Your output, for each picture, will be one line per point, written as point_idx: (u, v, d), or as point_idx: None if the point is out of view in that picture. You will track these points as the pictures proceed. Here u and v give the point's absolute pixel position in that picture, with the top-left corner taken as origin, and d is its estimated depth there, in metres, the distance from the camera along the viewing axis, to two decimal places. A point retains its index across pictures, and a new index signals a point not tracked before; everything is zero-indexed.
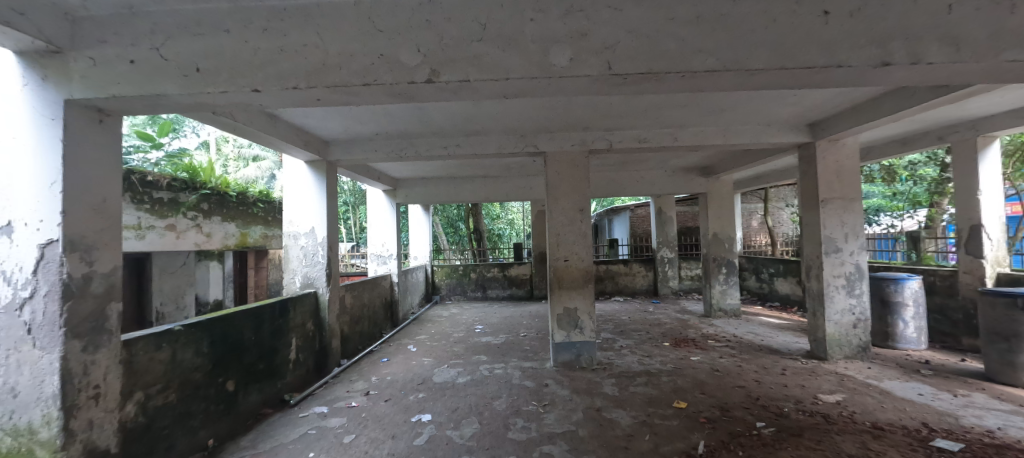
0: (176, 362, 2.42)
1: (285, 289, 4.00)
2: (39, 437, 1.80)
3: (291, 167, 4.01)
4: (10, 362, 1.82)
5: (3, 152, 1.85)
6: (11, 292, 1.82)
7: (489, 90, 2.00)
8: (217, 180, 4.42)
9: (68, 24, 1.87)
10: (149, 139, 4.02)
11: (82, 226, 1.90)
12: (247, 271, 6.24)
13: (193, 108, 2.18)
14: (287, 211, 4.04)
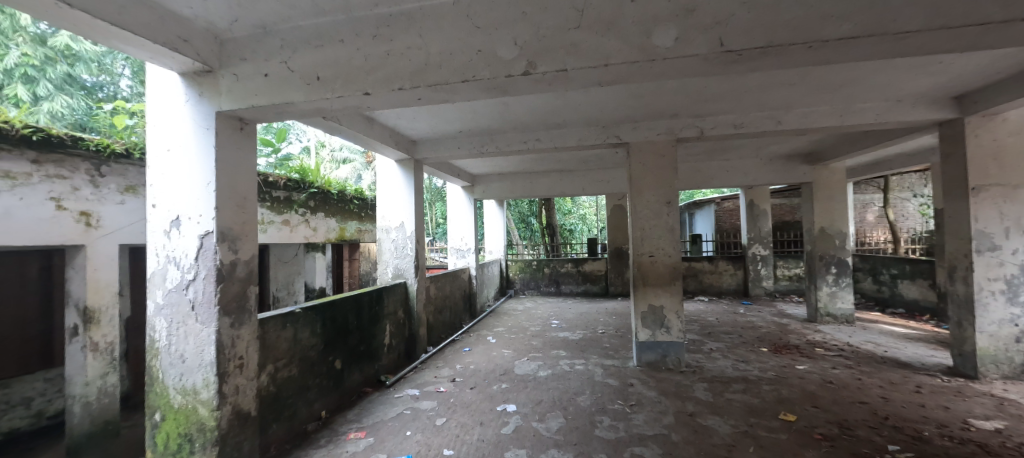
0: (297, 340, 2.73)
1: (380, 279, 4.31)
2: (201, 396, 2.14)
3: (382, 166, 4.28)
4: (179, 333, 2.18)
5: (172, 158, 2.21)
6: (179, 275, 2.18)
7: (584, 79, 1.96)
8: (321, 180, 4.88)
9: (217, 45, 2.18)
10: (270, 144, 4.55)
11: (230, 220, 2.21)
12: (343, 262, 7.04)
13: (310, 114, 2.43)
14: (380, 207, 4.33)
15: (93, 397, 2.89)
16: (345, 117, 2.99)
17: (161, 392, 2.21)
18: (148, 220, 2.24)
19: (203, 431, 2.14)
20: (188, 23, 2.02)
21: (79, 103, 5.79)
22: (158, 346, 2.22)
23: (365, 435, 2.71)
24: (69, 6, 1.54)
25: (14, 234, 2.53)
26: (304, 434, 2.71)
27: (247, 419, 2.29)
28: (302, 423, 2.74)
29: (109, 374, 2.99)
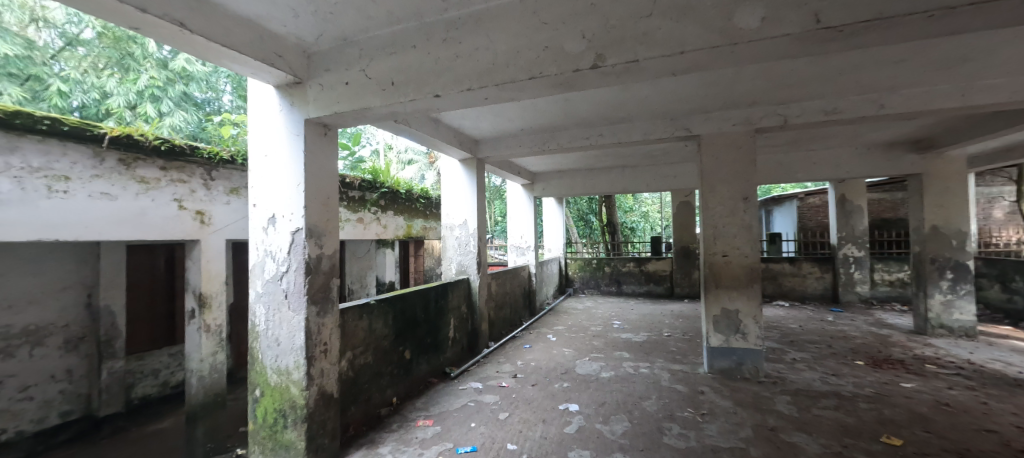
0: (372, 330, 2.92)
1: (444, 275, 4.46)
2: (293, 377, 2.35)
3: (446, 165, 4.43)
4: (274, 320, 2.41)
5: (269, 161, 2.45)
6: (274, 267, 2.41)
7: (656, 69, 1.89)
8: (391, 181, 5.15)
9: (305, 58, 2.39)
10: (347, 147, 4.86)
11: (316, 217, 2.41)
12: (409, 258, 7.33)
13: (384, 118, 2.58)
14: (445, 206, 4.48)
15: (206, 372, 3.30)
16: (414, 120, 3.13)
17: (260, 371, 2.47)
18: (250, 218, 2.50)
19: (294, 408, 2.34)
20: (280, 40, 2.23)
21: (193, 117, 6.62)
22: (257, 330, 2.47)
23: (432, 423, 2.83)
24: (189, 31, 1.78)
25: (150, 230, 3.03)
26: (378, 418, 2.89)
27: (330, 400, 2.49)
28: (376, 407, 2.93)
29: (218, 352, 3.41)
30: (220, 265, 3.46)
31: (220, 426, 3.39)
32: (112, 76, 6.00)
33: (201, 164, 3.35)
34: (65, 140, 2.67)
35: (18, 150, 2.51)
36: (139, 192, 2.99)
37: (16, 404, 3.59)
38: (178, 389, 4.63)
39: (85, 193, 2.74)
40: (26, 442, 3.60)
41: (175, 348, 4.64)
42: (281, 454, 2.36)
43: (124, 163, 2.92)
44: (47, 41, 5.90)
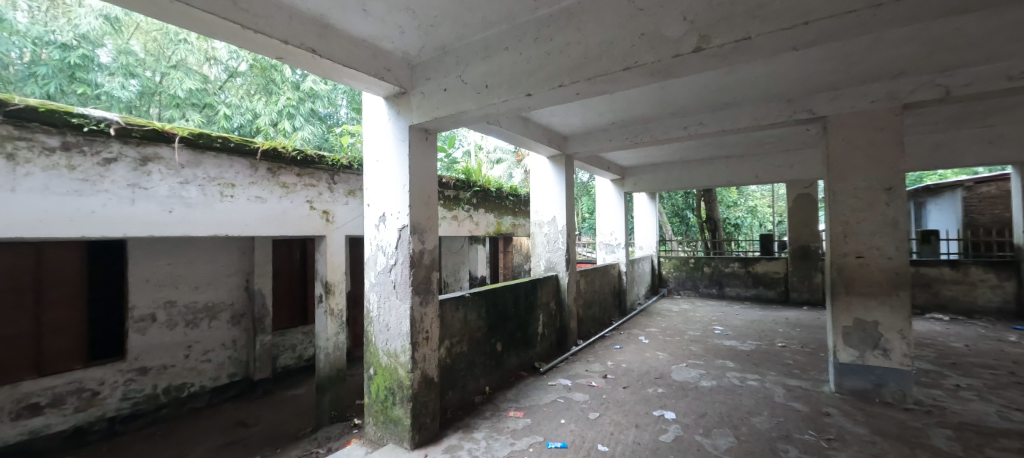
0: (467, 321, 3.10)
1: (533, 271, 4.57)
2: (400, 359, 2.59)
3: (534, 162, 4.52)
4: (384, 307, 2.68)
5: (380, 165, 2.73)
6: (384, 260, 2.68)
7: (771, 46, 1.75)
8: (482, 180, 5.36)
9: (409, 70, 2.62)
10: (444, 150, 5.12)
11: (419, 215, 2.63)
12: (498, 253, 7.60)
13: (479, 119, 2.71)
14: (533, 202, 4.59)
15: (331, 349, 3.80)
16: (506, 120, 3.24)
17: (373, 352, 2.75)
18: (364, 217, 2.81)
19: (401, 388, 2.58)
20: (389, 55, 2.48)
21: (319, 130, 7.58)
22: (371, 317, 2.77)
23: (522, 415, 2.92)
24: (319, 56, 2.07)
25: (289, 227, 3.57)
26: (473, 405, 3.07)
27: (432, 383, 2.70)
28: (471, 394, 3.11)
29: (340, 333, 3.90)
30: (340, 258, 3.95)
31: (342, 399, 3.87)
32: (260, 99, 7.12)
33: (326, 170, 3.84)
34: (230, 154, 3.26)
35: (199, 164, 3.11)
36: (281, 195, 3.55)
37: (200, 364, 4.51)
38: (311, 361, 5.46)
39: (244, 197, 3.32)
40: (206, 395, 4.54)
41: (307, 326, 5.47)
42: (390, 428, 2.62)
43: (270, 171, 3.47)
44: (215, 75, 7.20)
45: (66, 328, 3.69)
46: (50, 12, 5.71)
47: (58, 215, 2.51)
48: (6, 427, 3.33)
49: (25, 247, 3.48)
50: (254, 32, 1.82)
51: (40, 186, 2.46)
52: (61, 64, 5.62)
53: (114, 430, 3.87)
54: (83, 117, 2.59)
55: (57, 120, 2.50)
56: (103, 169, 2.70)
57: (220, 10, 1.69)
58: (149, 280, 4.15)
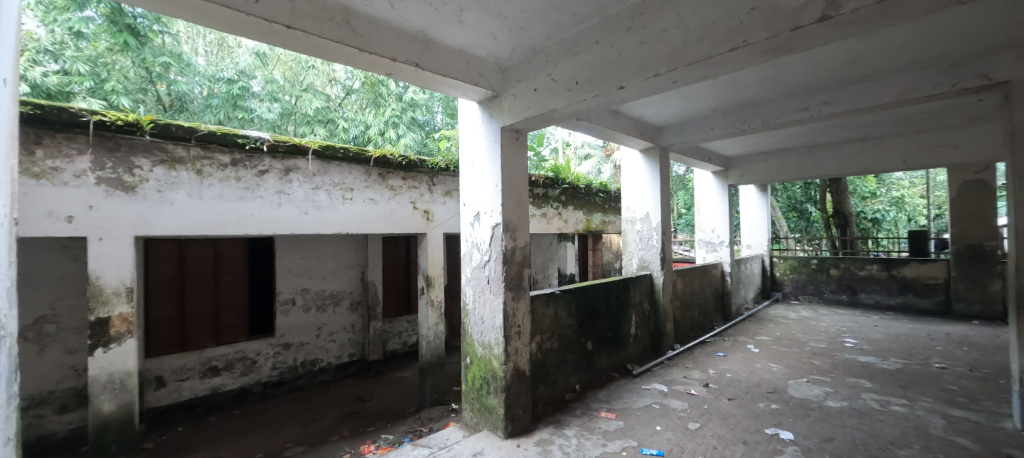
0: (558, 318, 3.13)
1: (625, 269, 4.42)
2: (494, 351, 2.72)
3: (627, 156, 4.32)
4: (479, 301, 2.84)
5: (474, 167, 2.89)
6: (478, 256, 2.83)
7: (920, 4, 1.49)
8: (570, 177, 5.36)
9: (500, 74, 2.74)
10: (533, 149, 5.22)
11: (510, 213, 2.73)
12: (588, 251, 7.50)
13: (569, 117, 2.73)
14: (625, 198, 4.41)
15: (431, 337, 4.13)
16: (598, 116, 3.20)
17: (469, 343, 2.92)
18: (460, 216, 3.00)
19: (495, 378, 2.71)
20: (482, 61, 2.62)
21: (419, 136, 8.17)
22: (467, 309, 2.94)
23: (614, 416, 2.87)
24: (421, 69, 2.27)
25: (396, 225, 3.94)
26: (563, 401, 3.10)
27: (523, 376, 2.79)
28: (561, 391, 3.14)
29: (439, 324, 4.22)
30: (439, 253, 4.27)
31: (441, 383, 4.20)
32: (371, 112, 7.94)
33: (426, 172, 4.16)
34: (350, 163, 3.69)
35: (326, 172, 3.58)
36: (390, 197, 3.92)
37: (327, 343, 5.20)
38: (415, 347, 5.99)
39: (360, 199, 3.75)
40: (332, 371, 5.23)
41: (412, 315, 5.99)
42: (485, 415, 2.77)
43: (380, 176, 3.87)
44: (335, 93, 8.33)
45: (234, 308, 4.55)
46: (219, 55, 7.19)
47: (229, 217, 3.12)
48: (197, 382, 4.23)
49: (207, 241, 4.37)
50: (368, 53, 2.06)
51: (217, 194, 3.07)
52: (228, 95, 6.76)
53: (267, 394, 4.66)
54: (246, 137, 3.15)
55: (227, 140, 3.08)
56: (259, 179, 3.25)
57: (342, 38, 1.95)
58: (289, 269, 4.91)
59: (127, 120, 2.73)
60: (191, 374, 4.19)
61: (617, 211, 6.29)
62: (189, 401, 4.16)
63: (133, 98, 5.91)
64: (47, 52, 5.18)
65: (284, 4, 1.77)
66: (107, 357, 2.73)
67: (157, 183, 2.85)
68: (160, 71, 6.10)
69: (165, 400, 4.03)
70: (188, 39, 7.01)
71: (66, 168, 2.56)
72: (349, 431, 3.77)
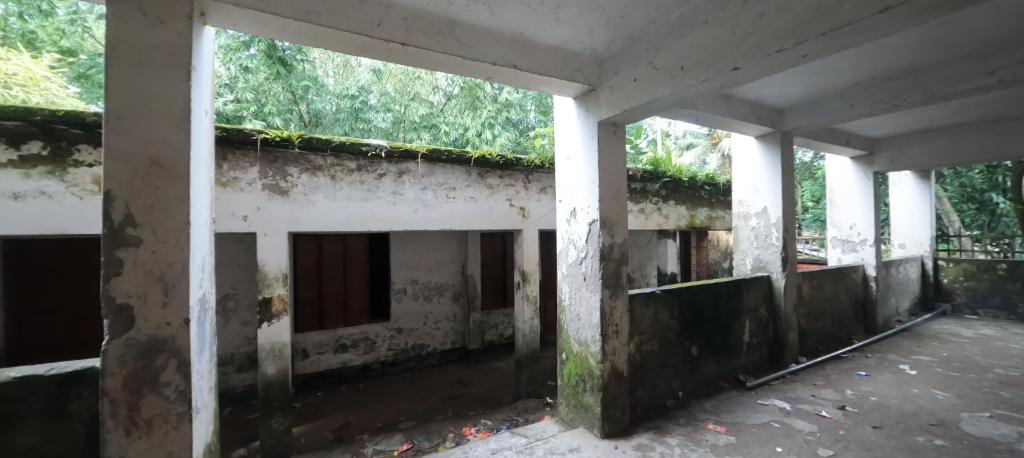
0: (658, 320, 2.98)
1: (737, 270, 4.00)
2: (591, 349, 2.68)
3: (740, 144, 3.87)
4: (575, 297, 2.82)
5: (570, 163, 2.88)
6: (575, 253, 2.82)
7: None
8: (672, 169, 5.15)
9: (597, 67, 2.68)
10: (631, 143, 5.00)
11: (607, 210, 2.67)
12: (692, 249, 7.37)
13: (673, 106, 2.56)
14: (737, 190, 3.97)
15: (528, 331, 4.38)
16: (707, 102, 2.94)
17: (565, 339, 2.93)
18: (557, 212, 3.02)
19: (591, 377, 2.68)
20: (578, 56, 2.59)
21: (512, 136, 8.53)
22: (563, 305, 2.95)
23: (725, 430, 2.63)
24: (519, 69, 2.35)
25: (493, 223, 4.22)
26: (664, 407, 2.95)
27: (621, 377, 2.72)
28: (662, 397, 2.99)
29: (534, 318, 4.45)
30: (534, 249, 4.46)
31: (535, 377, 4.38)
32: (469, 116, 8.44)
33: (522, 170, 4.38)
34: (453, 164, 4.03)
35: (432, 173, 3.93)
36: (488, 195, 4.21)
37: (433, 330, 5.67)
38: (511, 339, 6.28)
39: (462, 197, 4.07)
40: (438, 355, 5.69)
41: (507, 308, 6.29)
42: (581, 412, 2.75)
43: (479, 175, 4.16)
44: (437, 100, 8.72)
45: (360, 294, 5.24)
46: (343, 74, 8.11)
47: (355, 215, 3.58)
48: (331, 356, 4.96)
49: (338, 237, 5.08)
50: (470, 59, 2.19)
51: (347, 196, 3.55)
52: (351, 109, 7.76)
53: (385, 371, 5.28)
54: (369, 146, 3.60)
55: (355, 149, 3.54)
56: (377, 182, 3.68)
57: (448, 48, 2.10)
58: (401, 262, 5.49)
59: (281, 136, 3.28)
60: (326, 349, 4.93)
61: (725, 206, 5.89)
62: (324, 371, 4.91)
63: (283, 117, 7.26)
64: (224, 86, 6.53)
65: (400, 24, 1.98)
66: (270, 331, 3.34)
67: (304, 188, 3.40)
68: (302, 94, 7.27)
69: (308, 369, 4.82)
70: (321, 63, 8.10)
71: (241, 177, 3.17)
72: (452, 413, 4.09)
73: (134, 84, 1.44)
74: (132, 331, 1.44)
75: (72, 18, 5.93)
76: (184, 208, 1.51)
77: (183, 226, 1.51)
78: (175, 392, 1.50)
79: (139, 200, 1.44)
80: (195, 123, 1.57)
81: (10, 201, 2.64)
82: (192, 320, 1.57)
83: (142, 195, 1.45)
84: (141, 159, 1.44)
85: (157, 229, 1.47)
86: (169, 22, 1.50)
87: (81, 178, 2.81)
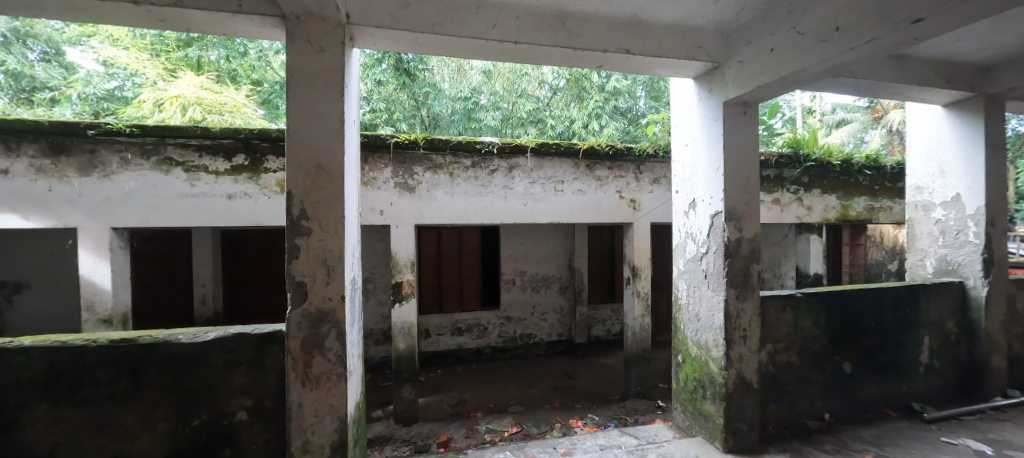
0: (798, 327, 2.59)
1: (911, 274, 3.22)
2: (712, 354, 2.44)
3: (918, 115, 3.07)
4: (695, 296, 2.59)
5: (691, 150, 2.63)
6: (695, 248, 2.58)
7: None
8: (819, 151, 4.71)
9: (723, 40, 2.40)
10: (762, 126, 4.43)
11: (735, 200, 2.38)
12: (843, 248, 7.49)
13: (823, 77, 2.15)
14: (912, 174, 3.17)
15: (637, 329, 4.32)
16: (870, 68, 2.41)
17: (682, 340, 2.71)
18: (673, 204, 2.81)
19: (713, 384, 2.44)
20: (701, 31, 2.35)
21: (621, 125, 8.34)
22: (679, 304, 2.74)
23: None
24: (632, 54, 2.23)
25: (603, 215, 4.18)
26: (804, 429, 2.56)
27: (750, 389, 2.42)
28: (802, 417, 2.59)
29: (646, 316, 4.36)
30: (646, 243, 4.36)
31: (647, 377, 4.36)
32: (575, 107, 8.41)
33: (633, 161, 4.25)
34: (561, 157, 4.04)
35: (541, 166, 4.01)
36: (597, 187, 4.16)
37: (539, 320, 5.90)
38: (618, 336, 6.20)
39: (570, 190, 4.09)
40: (544, 346, 5.90)
41: (615, 304, 6.22)
42: (700, 421, 2.53)
43: (588, 167, 4.13)
44: (543, 94, 8.85)
45: (473, 282, 5.74)
46: (456, 77, 8.54)
47: (471, 209, 3.85)
48: (449, 337, 5.55)
49: (455, 230, 5.65)
50: (581, 50, 2.15)
51: (463, 191, 3.84)
52: (464, 110, 8.32)
53: (495, 356, 5.68)
54: (481, 143, 3.79)
55: (470, 148, 3.78)
56: (490, 177, 3.90)
57: (558, 40, 2.10)
58: (510, 254, 5.82)
59: (408, 139, 3.65)
60: (445, 331, 5.53)
61: (893, 193, 5.17)
62: (443, 351, 5.51)
63: (408, 122, 7.89)
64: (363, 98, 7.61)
65: (512, 23, 2.04)
66: (401, 311, 3.81)
67: (427, 185, 3.77)
68: (423, 100, 7.93)
69: (430, 347, 5.48)
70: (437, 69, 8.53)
71: (378, 177, 3.66)
72: (559, 403, 4.20)
73: (304, 103, 1.77)
74: (306, 303, 1.79)
75: (259, 55, 7.35)
76: (340, 203, 1.81)
77: (339, 218, 1.81)
78: (335, 356, 1.83)
79: (310, 197, 1.78)
80: (347, 132, 1.87)
81: (226, 201, 3.49)
82: (347, 298, 1.89)
83: (312, 193, 1.78)
84: (311, 163, 1.77)
85: (322, 221, 1.79)
86: (328, 48, 1.81)
87: (269, 181, 3.57)
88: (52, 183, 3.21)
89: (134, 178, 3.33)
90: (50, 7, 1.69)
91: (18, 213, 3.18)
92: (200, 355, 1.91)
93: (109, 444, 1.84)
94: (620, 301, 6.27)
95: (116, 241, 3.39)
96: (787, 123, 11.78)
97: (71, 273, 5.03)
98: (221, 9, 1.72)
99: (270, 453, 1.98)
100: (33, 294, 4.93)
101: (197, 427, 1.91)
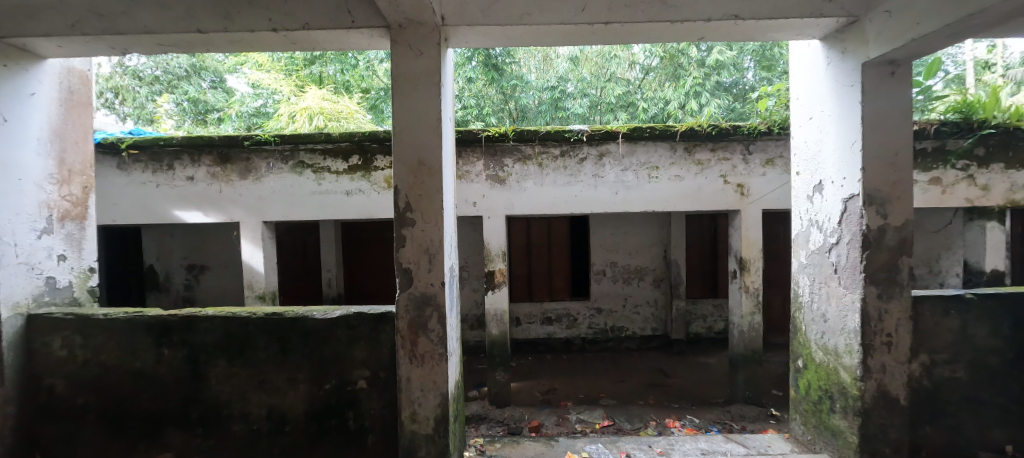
0: (967, 336, 2.09)
1: None
2: (844, 360, 2.08)
3: None
4: (822, 292, 2.23)
5: (818, 124, 2.25)
6: (823, 237, 2.21)
7: None
8: (1005, 113, 3.63)
9: None
10: (916, 88, 3.57)
11: (879, 180, 1.97)
12: None
13: (1015, 18, 1.66)
14: None
15: (745, 327, 3.92)
16: None
17: (804, 343, 2.37)
18: (793, 187, 2.46)
19: (844, 396, 2.09)
20: None
21: (725, 102, 7.58)
22: (802, 301, 2.39)
23: None
24: (742, 19, 1.97)
25: (705, 202, 3.84)
26: None
27: (897, 406, 2.02)
28: (971, 446, 2.10)
29: (755, 314, 3.92)
30: (756, 232, 3.89)
31: (757, 380, 3.94)
32: (670, 87, 7.87)
33: (741, 140, 3.80)
34: (656, 140, 3.79)
35: (634, 152, 3.81)
36: (697, 172, 3.83)
37: (633, 314, 5.68)
38: (723, 334, 5.69)
39: (666, 177, 3.83)
40: (638, 340, 5.67)
41: (718, 299, 5.71)
42: (826, 436, 2.20)
43: (687, 150, 3.82)
44: (634, 75, 8.60)
45: (564, 273, 5.74)
46: (544, 67, 8.54)
47: (559, 199, 3.84)
48: (539, 326, 5.65)
49: (544, 220, 5.69)
50: (680, 22, 1.98)
51: (552, 181, 3.83)
52: (551, 100, 8.26)
53: (587, 347, 5.63)
54: (570, 132, 3.74)
55: (559, 137, 3.75)
56: (579, 167, 3.82)
57: (653, 15, 1.95)
58: (602, 244, 5.69)
59: (498, 132, 3.75)
60: (535, 319, 5.65)
61: None
62: (535, 339, 5.64)
63: (497, 116, 8.10)
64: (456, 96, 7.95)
65: (603, 2, 1.94)
66: (493, 298, 3.97)
67: (517, 176, 3.84)
68: (511, 93, 8.04)
69: (521, 335, 5.64)
70: (525, 61, 8.59)
71: (471, 170, 3.84)
72: (654, 400, 4.03)
73: (407, 103, 1.92)
74: (412, 287, 1.97)
75: (367, 65, 8.24)
76: (438, 195, 1.94)
77: (437, 209, 1.94)
78: (437, 338, 1.98)
79: (412, 192, 1.94)
80: (444, 127, 1.98)
81: (345, 197, 3.99)
82: (446, 285, 2.02)
83: (415, 188, 1.94)
84: (414, 159, 1.93)
85: (423, 213, 1.94)
86: (426, 51, 1.92)
87: (378, 178, 3.98)
88: (222, 187, 3.99)
89: (277, 180, 3.98)
90: (214, 42, 2.06)
91: (200, 210, 4.02)
92: (330, 330, 2.23)
93: (266, 398, 2.25)
94: (725, 296, 5.73)
95: (267, 233, 4.09)
96: (952, 83, 9.51)
97: (237, 258, 6.21)
98: (337, 26, 1.94)
99: (384, 419, 2.23)
100: (213, 275, 6.20)
101: (329, 390, 2.24)
